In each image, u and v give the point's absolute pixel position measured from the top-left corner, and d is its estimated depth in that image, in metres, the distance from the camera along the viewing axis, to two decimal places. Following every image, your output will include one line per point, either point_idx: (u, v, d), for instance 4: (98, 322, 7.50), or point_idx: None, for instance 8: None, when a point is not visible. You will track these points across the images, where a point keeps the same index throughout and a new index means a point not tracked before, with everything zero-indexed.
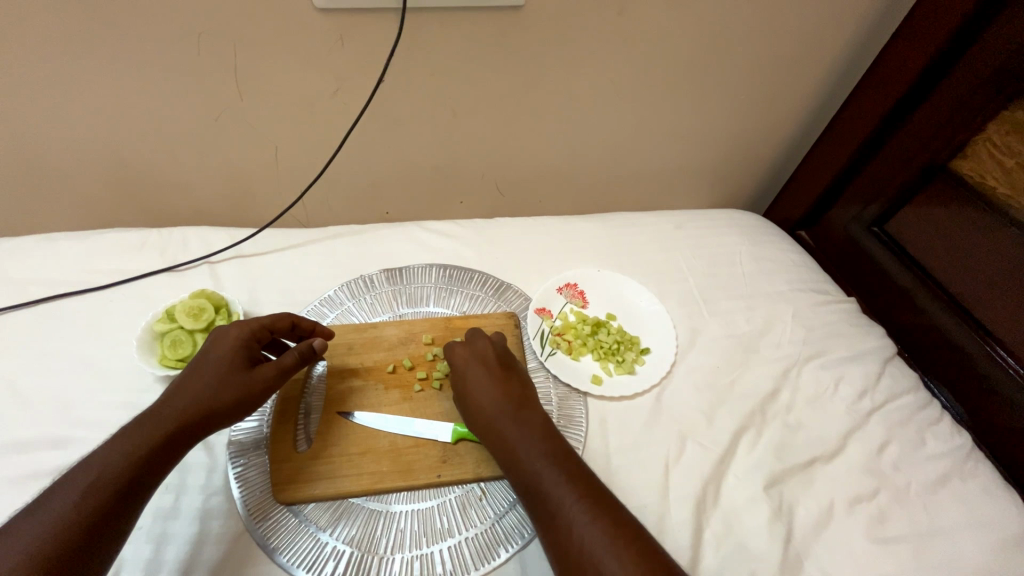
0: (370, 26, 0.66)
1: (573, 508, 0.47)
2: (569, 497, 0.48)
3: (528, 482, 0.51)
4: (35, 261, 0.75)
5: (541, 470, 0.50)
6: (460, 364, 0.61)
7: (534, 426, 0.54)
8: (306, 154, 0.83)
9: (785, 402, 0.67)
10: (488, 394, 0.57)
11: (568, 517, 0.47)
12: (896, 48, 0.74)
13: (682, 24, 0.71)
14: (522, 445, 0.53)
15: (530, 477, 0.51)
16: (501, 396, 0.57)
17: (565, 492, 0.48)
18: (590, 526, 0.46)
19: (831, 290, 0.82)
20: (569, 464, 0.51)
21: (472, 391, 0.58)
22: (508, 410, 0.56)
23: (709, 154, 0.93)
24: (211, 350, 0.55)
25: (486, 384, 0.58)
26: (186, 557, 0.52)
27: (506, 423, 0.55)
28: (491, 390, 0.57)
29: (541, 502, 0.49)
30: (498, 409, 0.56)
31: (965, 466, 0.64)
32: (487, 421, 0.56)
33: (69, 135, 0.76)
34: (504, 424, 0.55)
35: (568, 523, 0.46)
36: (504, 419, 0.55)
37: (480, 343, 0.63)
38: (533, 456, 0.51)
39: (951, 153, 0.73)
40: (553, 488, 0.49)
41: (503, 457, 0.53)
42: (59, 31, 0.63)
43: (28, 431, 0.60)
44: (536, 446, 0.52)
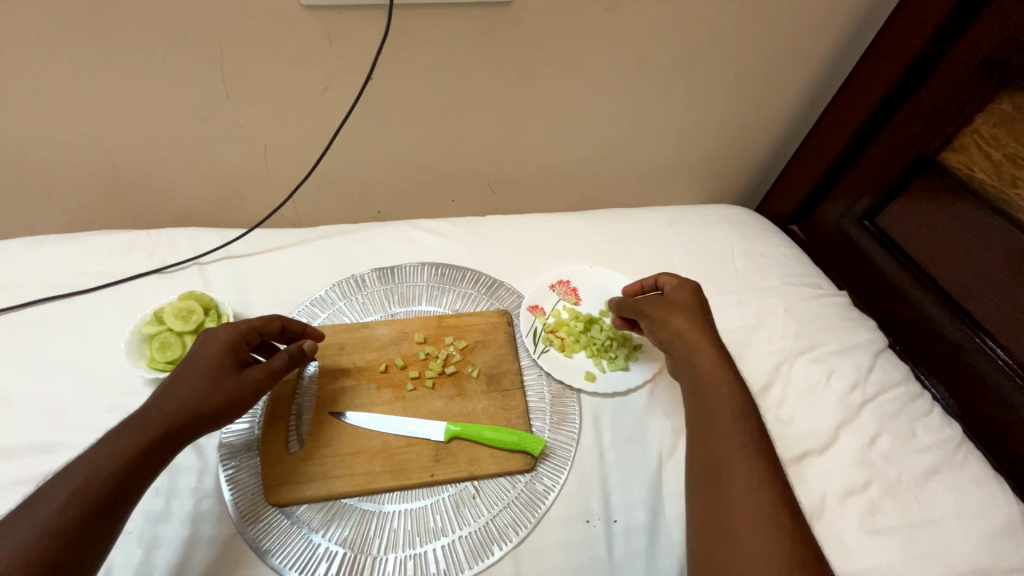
0: (357, 24, 0.66)
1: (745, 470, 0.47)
2: (744, 462, 0.48)
3: (710, 426, 0.52)
4: (20, 265, 0.74)
5: (729, 427, 0.51)
6: (678, 301, 0.62)
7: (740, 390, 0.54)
8: (296, 153, 0.82)
9: (777, 396, 0.67)
10: (701, 338, 0.58)
11: (735, 474, 0.47)
12: (884, 42, 0.74)
13: (671, 19, 0.71)
14: (712, 398, 0.53)
15: (715, 426, 0.51)
16: (713, 346, 0.58)
17: (738, 453, 0.48)
18: (749, 485, 0.46)
19: (823, 284, 0.82)
20: (763, 436, 0.50)
21: (686, 325, 0.59)
22: (721, 364, 0.56)
23: (700, 150, 0.93)
24: (199, 354, 0.54)
25: (698, 328, 0.59)
26: (176, 561, 0.52)
27: (714, 372, 0.55)
28: (706, 336, 0.58)
29: (713, 444, 0.50)
30: (719, 361, 0.56)
31: (955, 456, 0.64)
32: (691, 359, 0.57)
33: (54, 137, 0.75)
34: (717, 374, 0.55)
35: (735, 480, 0.47)
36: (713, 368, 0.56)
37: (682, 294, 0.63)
38: (731, 412, 0.52)
39: (940, 146, 0.73)
40: (733, 436, 0.50)
41: (695, 396, 0.55)
42: (40, 30, 0.62)
43: (13, 437, 0.59)
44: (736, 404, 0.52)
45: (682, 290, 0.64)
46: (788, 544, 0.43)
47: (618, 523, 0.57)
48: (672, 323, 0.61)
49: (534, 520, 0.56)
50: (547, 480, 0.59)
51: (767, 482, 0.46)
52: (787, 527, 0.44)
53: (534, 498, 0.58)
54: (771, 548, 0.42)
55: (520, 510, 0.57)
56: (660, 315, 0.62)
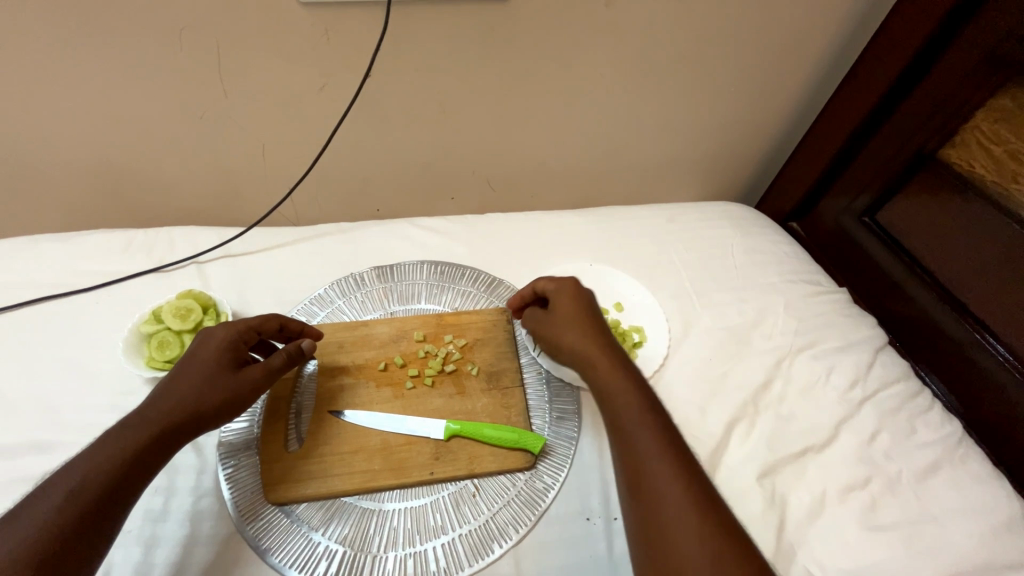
0: (353, 21, 0.66)
1: (663, 474, 0.47)
2: (661, 460, 0.48)
3: (621, 437, 0.51)
4: (18, 264, 0.74)
5: (637, 427, 0.51)
6: (560, 316, 0.62)
7: (641, 388, 0.54)
8: (294, 152, 0.82)
9: (776, 393, 0.67)
10: (594, 346, 0.58)
11: (654, 478, 0.47)
12: (884, 38, 0.74)
13: (669, 16, 0.71)
14: (615, 400, 0.53)
15: (623, 433, 0.51)
16: (604, 351, 0.58)
17: (653, 453, 0.49)
18: (669, 484, 0.47)
19: (822, 281, 0.82)
20: (671, 435, 0.51)
21: (569, 338, 0.59)
22: (612, 364, 0.56)
23: (699, 147, 0.93)
24: (197, 352, 0.54)
25: (586, 336, 0.59)
26: (176, 560, 0.52)
27: (609, 377, 0.55)
28: (597, 343, 0.58)
29: (627, 446, 0.50)
30: (612, 367, 0.56)
31: (955, 453, 0.64)
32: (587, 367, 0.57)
33: (51, 135, 0.75)
34: (615, 381, 0.55)
35: (654, 481, 0.47)
36: (609, 374, 0.55)
37: (567, 297, 0.63)
38: (636, 416, 0.51)
39: (941, 142, 0.73)
40: (643, 435, 0.50)
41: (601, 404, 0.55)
42: (35, 28, 0.62)
43: (12, 436, 0.59)
44: (640, 408, 0.52)
45: (560, 297, 0.64)
46: (711, 545, 0.43)
47: (618, 521, 0.56)
48: (561, 337, 0.60)
49: (534, 518, 0.56)
50: (547, 478, 0.59)
51: (682, 481, 0.47)
52: (709, 526, 0.44)
53: (534, 496, 0.58)
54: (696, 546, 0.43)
55: (521, 507, 0.57)
56: (549, 332, 0.62)
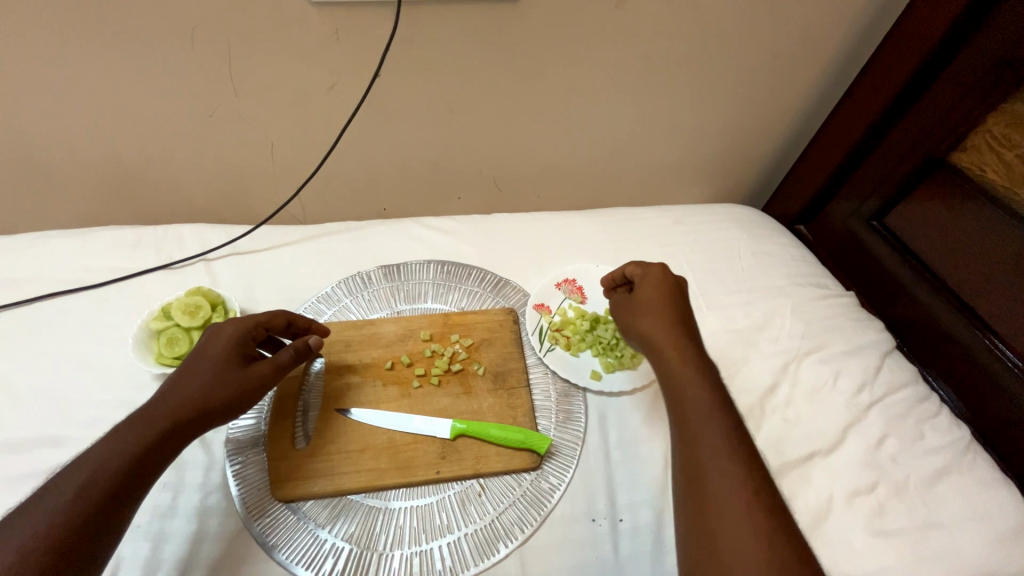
0: (364, 21, 0.66)
1: (723, 471, 0.46)
2: (722, 454, 0.47)
3: (689, 431, 0.50)
4: (28, 259, 0.74)
5: (705, 418, 0.49)
6: (642, 303, 0.61)
7: (715, 383, 0.53)
8: (302, 151, 0.82)
9: (783, 397, 0.67)
10: (670, 336, 0.56)
11: (714, 473, 0.46)
12: (894, 42, 0.74)
13: (679, 18, 0.71)
14: (686, 388, 0.52)
15: (689, 423, 0.50)
16: (681, 343, 0.56)
17: (716, 446, 0.47)
18: (729, 479, 0.45)
19: (830, 285, 0.81)
20: (741, 432, 0.49)
21: (651, 326, 0.58)
22: (689, 354, 0.55)
23: (706, 149, 0.93)
24: (206, 347, 0.55)
25: (669, 326, 0.58)
26: (184, 555, 0.52)
27: (683, 366, 0.54)
28: (673, 334, 0.57)
29: (693, 438, 0.49)
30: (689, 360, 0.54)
31: (963, 459, 0.64)
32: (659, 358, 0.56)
33: (62, 132, 0.75)
34: (687, 375, 0.53)
35: (713, 475, 0.46)
36: (683, 368, 0.54)
37: (654, 283, 0.62)
38: (707, 412, 0.50)
39: (951, 146, 0.73)
40: (708, 428, 0.49)
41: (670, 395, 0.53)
42: (49, 26, 0.63)
43: (22, 431, 0.59)
44: (711, 404, 0.50)
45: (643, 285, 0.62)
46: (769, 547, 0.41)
47: (623, 522, 0.56)
48: (642, 324, 0.59)
49: (539, 518, 0.56)
50: (552, 479, 0.59)
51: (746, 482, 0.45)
52: (767, 527, 0.42)
53: (540, 496, 0.58)
54: (753, 546, 0.42)
55: (527, 507, 0.57)
56: (631, 318, 0.61)
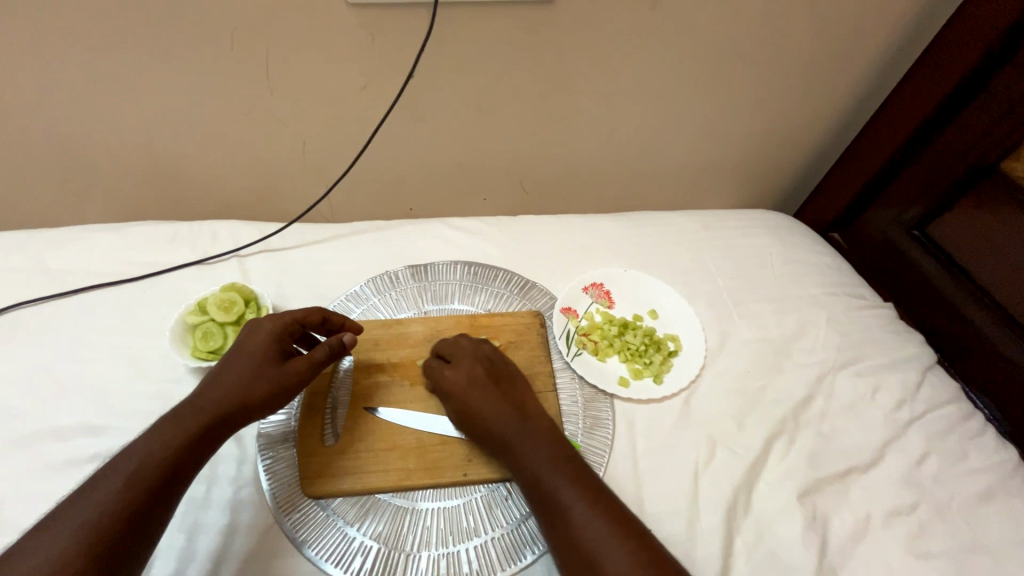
0: (399, 24, 0.66)
1: (585, 513, 0.47)
2: (578, 498, 0.48)
3: (547, 505, 0.50)
4: (71, 252, 0.77)
5: (546, 469, 0.51)
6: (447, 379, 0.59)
7: (553, 443, 0.53)
8: (333, 150, 0.83)
9: (818, 410, 0.65)
10: (494, 406, 0.56)
11: (579, 522, 0.47)
12: (943, 44, 0.71)
13: (716, 20, 0.70)
14: (521, 448, 0.53)
15: (538, 480, 0.51)
16: (512, 415, 0.55)
17: (570, 493, 0.49)
18: (592, 519, 0.47)
19: (867, 295, 0.79)
20: (591, 484, 0.50)
21: (467, 402, 0.57)
22: (504, 414, 0.56)
23: (739, 153, 0.91)
24: (245, 343, 0.56)
25: (486, 397, 0.57)
26: (217, 548, 0.53)
27: (510, 425, 0.55)
28: (500, 404, 0.56)
29: (544, 491, 0.50)
30: (523, 426, 0.54)
31: (1010, 481, 0.61)
32: (495, 431, 0.55)
33: (105, 129, 0.78)
34: (526, 445, 0.53)
35: (576, 523, 0.47)
36: (517, 434, 0.54)
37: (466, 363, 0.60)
38: (558, 476, 0.50)
39: (1001, 154, 0.70)
40: (555, 477, 0.50)
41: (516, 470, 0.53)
42: (98, 26, 0.65)
43: (67, 419, 0.61)
44: (549, 460, 0.52)
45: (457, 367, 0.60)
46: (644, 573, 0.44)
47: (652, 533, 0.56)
48: (461, 402, 0.58)
49: None
50: None
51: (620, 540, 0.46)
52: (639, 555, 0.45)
53: None
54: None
55: None
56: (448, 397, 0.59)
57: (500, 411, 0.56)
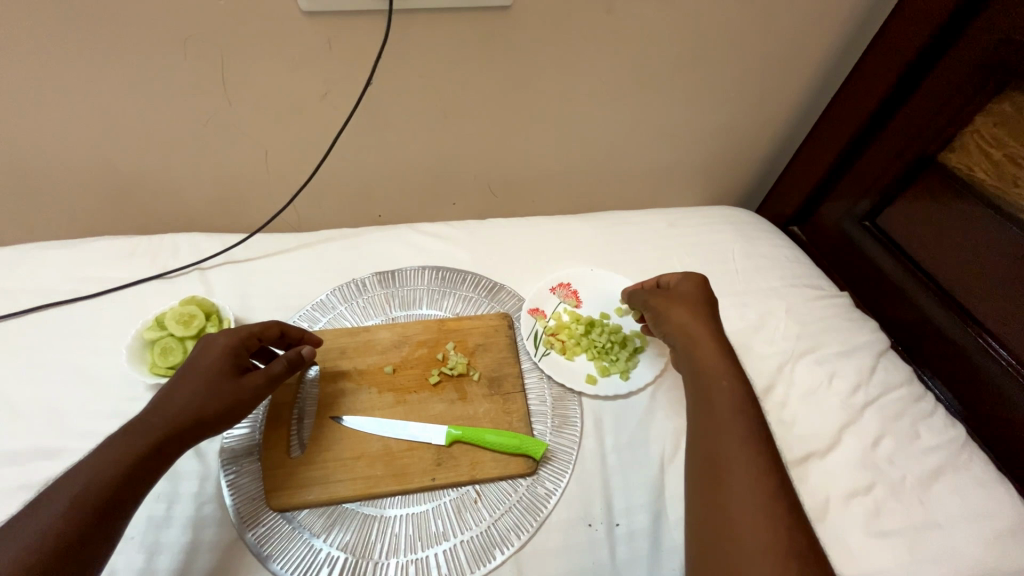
0: (355, 30, 0.66)
1: (742, 458, 0.48)
2: (742, 442, 0.49)
3: (712, 440, 0.51)
4: (21, 271, 0.74)
5: (727, 407, 0.52)
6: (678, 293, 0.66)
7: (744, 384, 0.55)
8: (296, 158, 0.82)
9: (779, 398, 0.67)
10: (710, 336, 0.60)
11: (734, 462, 0.48)
12: (883, 42, 0.74)
13: (668, 23, 0.72)
14: (713, 373, 0.56)
15: (712, 413, 0.53)
16: (710, 341, 0.59)
17: (738, 435, 0.50)
18: (748, 466, 0.48)
19: (824, 285, 0.82)
20: (766, 439, 0.50)
21: (684, 324, 0.62)
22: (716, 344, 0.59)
23: (699, 152, 0.94)
24: (200, 358, 0.55)
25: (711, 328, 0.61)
26: (178, 567, 0.52)
27: (707, 353, 0.58)
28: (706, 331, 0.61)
29: (712, 426, 0.52)
30: (726, 377, 0.55)
31: (960, 457, 0.64)
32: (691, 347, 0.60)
33: (55, 143, 0.76)
34: (720, 389, 0.54)
35: (732, 464, 0.48)
36: (709, 361, 0.57)
37: (685, 290, 0.65)
38: (737, 422, 0.51)
39: (940, 146, 0.73)
40: (731, 416, 0.52)
41: (695, 394, 0.56)
42: (40, 39, 0.63)
43: (16, 443, 0.59)
44: (735, 398, 0.53)
45: (683, 284, 0.66)
46: (780, 528, 0.43)
47: (621, 527, 0.57)
48: (677, 323, 0.63)
49: (536, 524, 0.56)
50: (549, 484, 0.59)
51: (775, 501, 0.45)
52: (781, 513, 0.44)
53: (536, 502, 0.58)
54: (765, 528, 0.44)
55: (523, 513, 0.57)
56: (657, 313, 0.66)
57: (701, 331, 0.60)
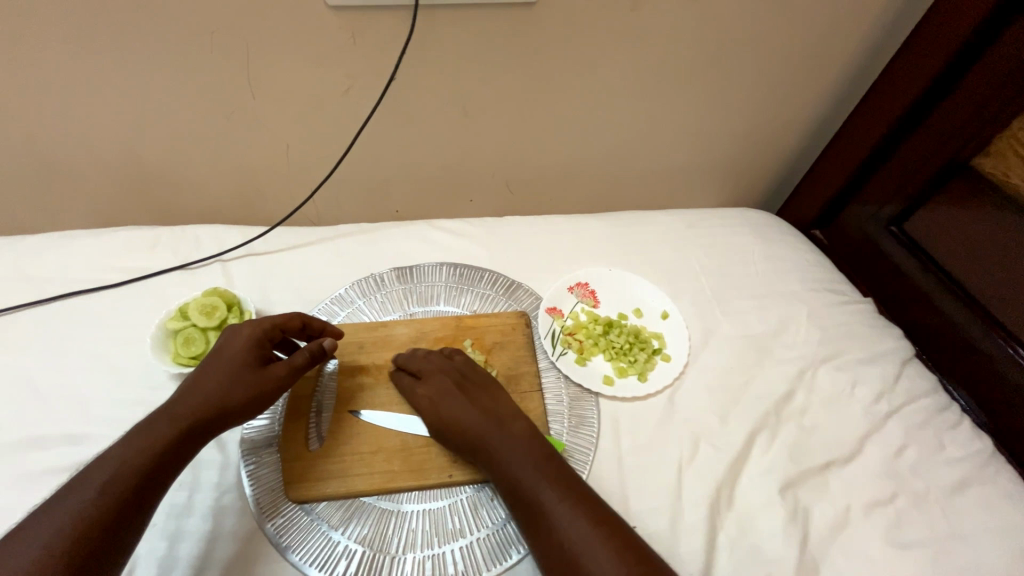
0: (380, 26, 0.66)
1: (567, 515, 0.48)
2: (555, 500, 0.49)
3: (532, 512, 0.50)
4: (48, 259, 0.76)
5: (522, 470, 0.52)
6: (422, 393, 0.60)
7: (526, 439, 0.55)
8: (316, 153, 0.83)
9: (799, 404, 0.66)
10: (492, 435, 0.55)
11: (562, 527, 0.48)
12: (916, 44, 0.73)
13: (694, 21, 0.71)
14: (492, 444, 0.55)
15: (518, 482, 0.52)
16: (484, 420, 0.57)
17: (551, 496, 0.50)
18: (574, 521, 0.48)
19: (847, 291, 0.80)
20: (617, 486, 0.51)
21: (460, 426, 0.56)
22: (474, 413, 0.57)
23: (720, 152, 0.92)
24: (224, 349, 0.55)
25: (473, 420, 0.57)
26: (199, 555, 0.53)
27: (468, 424, 0.57)
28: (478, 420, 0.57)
29: (525, 496, 0.51)
30: (504, 445, 0.54)
31: (986, 470, 0.62)
32: (470, 433, 0.56)
33: (82, 133, 0.77)
34: (515, 459, 0.53)
35: (554, 529, 0.48)
36: (490, 436, 0.55)
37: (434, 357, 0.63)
38: (542, 482, 0.51)
39: (974, 150, 0.71)
40: (534, 480, 0.51)
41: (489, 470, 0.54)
42: (72, 31, 0.64)
43: (44, 427, 0.60)
44: (525, 459, 0.53)
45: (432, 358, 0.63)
46: None
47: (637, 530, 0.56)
48: (445, 420, 0.58)
49: None
50: None
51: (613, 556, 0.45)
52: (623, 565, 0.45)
53: None
54: None
55: None
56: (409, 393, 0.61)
57: (444, 399, 0.59)
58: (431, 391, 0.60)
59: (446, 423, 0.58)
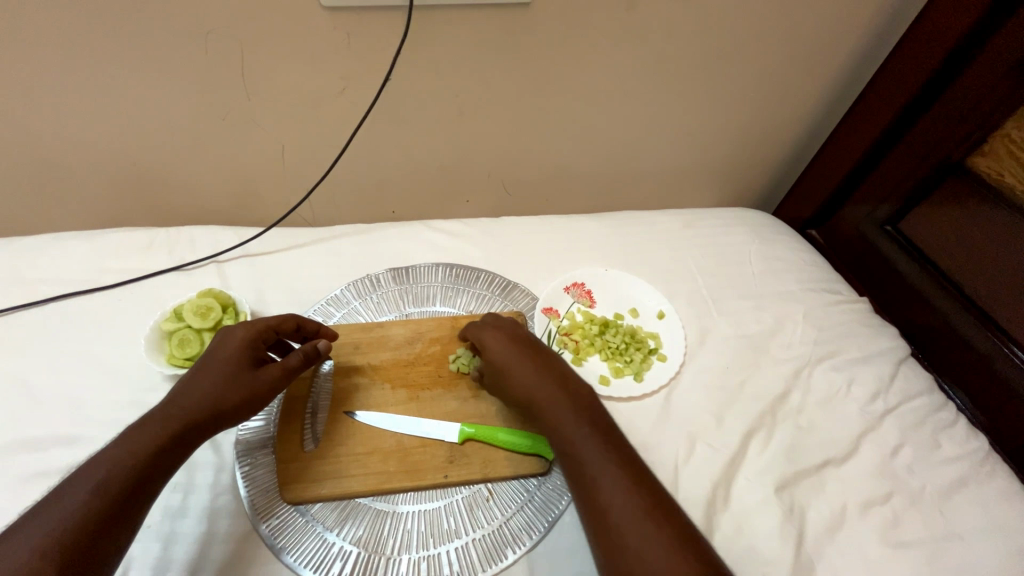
0: (375, 27, 0.66)
1: (621, 488, 0.46)
2: (612, 470, 0.47)
3: (585, 480, 0.47)
4: (42, 260, 0.75)
5: (581, 436, 0.50)
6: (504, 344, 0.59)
7: (589, 408, 0.53)
8: (312, 153, 0.83)
9: (796, 404, 0.66)
10: (555, 395, 0.53)
11: (614, 499, 0.45)
12: (910, 43, 0.73)
13: (689, 21, 0.71)
14: (553, 407, 0.52)
15: (573, 448, 0.49)
16: (548, 382, 0.55)
17: (608, 467, 0.47)
18: (628, 496, 0.45)
19: (843, 290, 0.80)
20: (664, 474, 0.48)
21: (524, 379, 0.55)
22: (537, 374, 0.55)
23: (716, 152, 0.92)
24: (218, 350, 0.55)
25: (546, 380, 0.55)
26: (194, 557, 0.52)
27: (530, 384, 0.55)
28: (542, 381, 0.55)
29: (579, 462, 0.49)
30: (566, 409, 0.52)
31: (982, 468, 0.62)
32: (529, 394, 0.54)
33: (76, 134, 0.76)
34: (573, 423, 0.51)
35: (608, 498, 0.45)
36: (550, 398, 0.53)
37: (506, 322, 0.63)
38: (599, 452, 0.48)
39: (966, 151, 0.72)
40: (592, 448, 0.49)
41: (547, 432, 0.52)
42: (64, 31, 0.64)
43: (37, 430, 0.60)
44: (587, 425, 0.50)
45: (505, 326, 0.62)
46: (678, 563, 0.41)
47: None
48: (510, 376, 0.56)
49: (547, 525, 0.56)
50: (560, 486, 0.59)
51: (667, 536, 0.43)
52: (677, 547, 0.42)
53: (548, 502, 0.57)
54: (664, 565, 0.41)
55: (534, 514, 0.57)
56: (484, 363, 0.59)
57: (515, 359, 0.57)
58: (502, 350, 0.58)
59: (512, 380, 0.56)
